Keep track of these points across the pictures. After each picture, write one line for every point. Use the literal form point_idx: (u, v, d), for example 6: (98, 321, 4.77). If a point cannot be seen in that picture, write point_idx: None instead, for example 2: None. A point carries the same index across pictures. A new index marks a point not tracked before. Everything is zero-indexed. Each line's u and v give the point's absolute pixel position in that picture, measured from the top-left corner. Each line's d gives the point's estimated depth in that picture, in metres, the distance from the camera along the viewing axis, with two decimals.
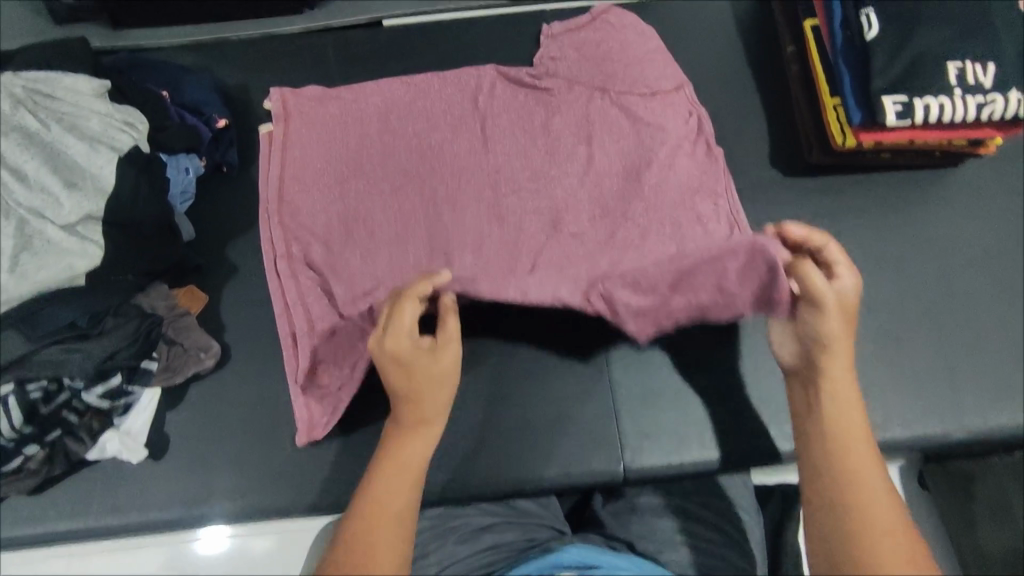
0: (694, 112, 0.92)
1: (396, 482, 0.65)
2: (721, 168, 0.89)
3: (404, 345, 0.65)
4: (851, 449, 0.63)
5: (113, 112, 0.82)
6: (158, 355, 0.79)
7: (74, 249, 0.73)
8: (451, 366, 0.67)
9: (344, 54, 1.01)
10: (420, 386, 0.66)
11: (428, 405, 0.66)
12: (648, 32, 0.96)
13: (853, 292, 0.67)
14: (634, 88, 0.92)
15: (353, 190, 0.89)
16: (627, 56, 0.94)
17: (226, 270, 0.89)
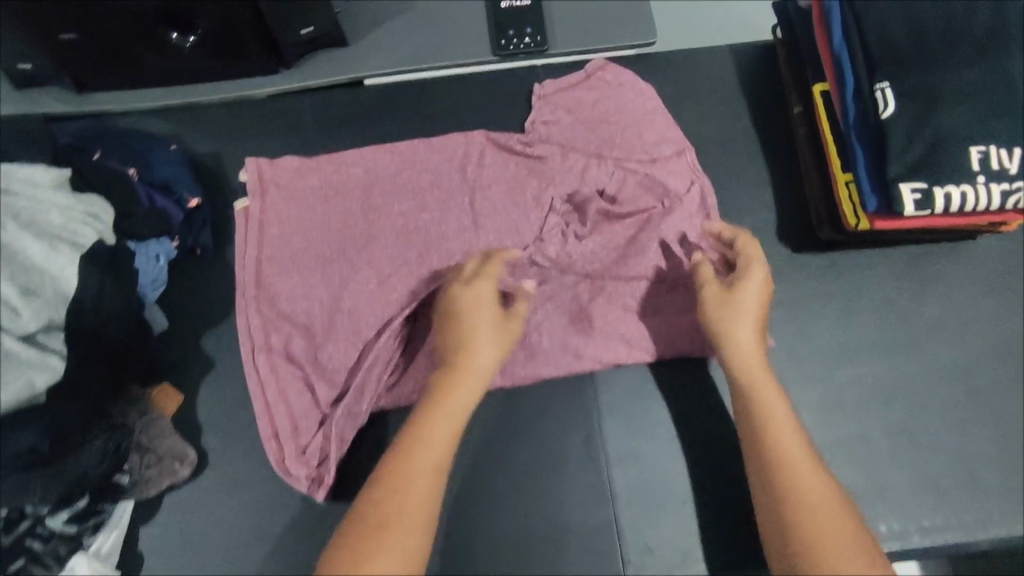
0: (697, 181, 0.86)
1: (436, 431, 0.67)
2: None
3: (478, 291, 0.73)
4: (788, 447, 0.65)
5: (74, 204, 0.72)
6: (130, 467, 0.75)
7: (35, 363, 0.66)
8: (513, 330, 0.74)
9: (322, 120, 0.95)
10: (475, 332, 0.72)
11: (474, 362, 0.71)
12: (647, 91, 0.90)
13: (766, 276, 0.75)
14: (633, 154, 0.87)
15: (337, 274, 0.83)
16: (625, 117, 0.89)
17: (203, 363, 0.84)
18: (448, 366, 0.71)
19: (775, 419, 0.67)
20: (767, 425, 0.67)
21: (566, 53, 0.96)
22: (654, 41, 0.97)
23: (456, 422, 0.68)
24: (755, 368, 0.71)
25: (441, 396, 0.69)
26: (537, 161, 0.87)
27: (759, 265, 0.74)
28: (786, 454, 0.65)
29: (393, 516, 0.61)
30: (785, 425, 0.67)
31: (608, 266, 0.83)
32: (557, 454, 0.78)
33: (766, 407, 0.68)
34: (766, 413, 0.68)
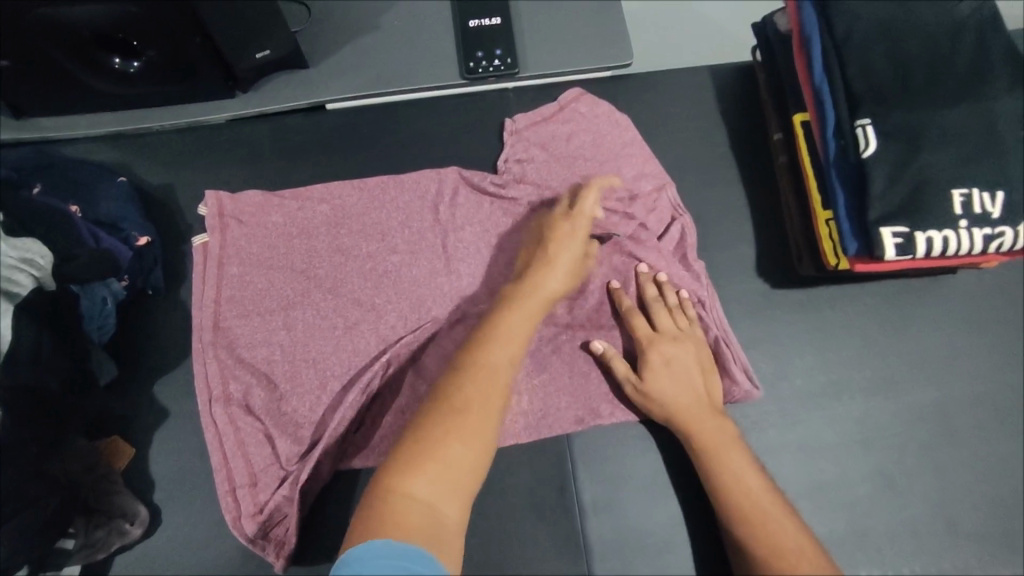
0: (678, 219, 0.83)
1: (508, 340, 0.67)
2: (703, 287, 0.81)
3: (570, 224, 0.77)
4: (752, 510, 0.68)
5: (9, 251, 0.72)
6: (76, 531, 0.71)
7: None
8: (586, 266, 0.78)
9: (282, 147, 0.90)
10: (557, 255, 0.75)
11: (551, 283, 0.73)
12: (624, 122, 0.87)
13: (688, 329, 0.77)
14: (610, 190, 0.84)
15: (300, 319, 0.79)
16: (600, 151, 0.86)
17: (153, 413, 0.79)
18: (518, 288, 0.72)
19: (748, 493, 0.69)
20: (740, 501, 0.69)
21: (538, 76, 0.92)
22: (630, 63, 0.93)
23: (524, 334, 0.68)
24: (721, 452, 0.71)
25: (512, 311, 0.69)
26: (512, 202, 0.84)
27: (653, 348, 0.75)
28: (760, 534, 0.66)
29: (471, 407, 0.59)
30: (763, 500, 0.68)
31: (590, 311, 0.80)
32: (529, 506, 0.75)
33: (741, 487, 0.69)
34: (738, 491, 0.69)
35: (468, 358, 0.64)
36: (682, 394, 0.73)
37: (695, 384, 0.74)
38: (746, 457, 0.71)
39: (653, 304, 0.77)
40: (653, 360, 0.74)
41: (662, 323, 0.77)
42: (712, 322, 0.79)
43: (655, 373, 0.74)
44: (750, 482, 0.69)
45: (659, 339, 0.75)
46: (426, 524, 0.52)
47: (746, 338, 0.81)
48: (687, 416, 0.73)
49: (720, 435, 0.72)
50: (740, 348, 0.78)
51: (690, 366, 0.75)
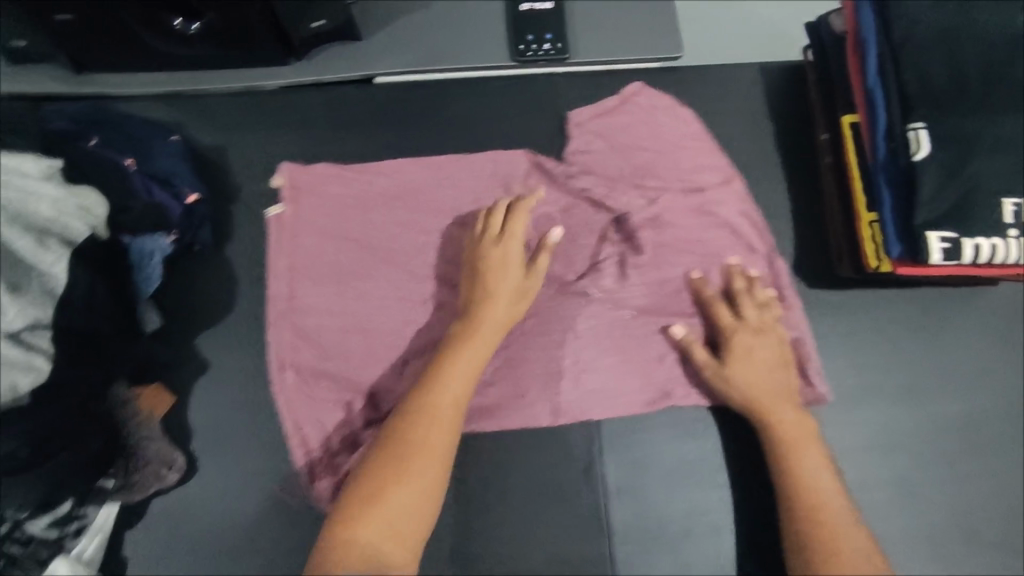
0: (749, 217, 0.85)
1: (452, 380, 0.72)
2: (787, 286, 0.82)
3: (507, 250, 0.78)
4: (824, 506, 0.69)
5: (64, 197, 0.70)
6: (116, 472, 0.73)
7: (19, 363, 0.63)
8: (530, 287, 0.79)
9: (331, 117, 0.91)
10: (495, 288, 0.77)
11: (491, 317, 0.76)
12: (686, 116, 0.89)
13: (772, 322, 0.79)
14: (676, 184, 0.86)
15: (371, 291, 0.82)
16: (663, 143, 0.88)
17: (196, 365, 0.82)
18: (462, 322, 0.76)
19: (821, 490, 0.70)
20: (811, 495, 0.70)
21: (586, 62, 0.93)
22: (679, 55, 0.93)
23: (472, 372, 0.73)
24: (798, 448, 0.72)
25: (457, 350, 0.74)
26: (563, 189, 0.86)
27: (735, 337, 0.77)
28: (822, 530, 0.67)
29: (413, 455, 0.67)
30: (834, 499, 0.70)
31: (662, 299, 0.82)
32: (554, 485, 0.76)
33: (816, 483, 0.70)
34: (811, 487, 0.70)
35: (417, 403, 0.70)
36: (761, 384, 0.75)
37: (774, 375, 0.76)
38: (824, 459, 0.72)
39: (742, 296, 0.80)
40: (732, 347, 0.77)
41: (748, 313, 0.79)
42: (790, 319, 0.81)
43: (734, 359, 0.76)
44: (824, 481, 0.71)
45: (741, 328, 0.78)
46: (365, 566, 0.61)
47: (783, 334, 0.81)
48: (768, 405, 0.75)
49: (799, 430, 0.73)
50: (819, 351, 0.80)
51: (770, 357, 0.77)
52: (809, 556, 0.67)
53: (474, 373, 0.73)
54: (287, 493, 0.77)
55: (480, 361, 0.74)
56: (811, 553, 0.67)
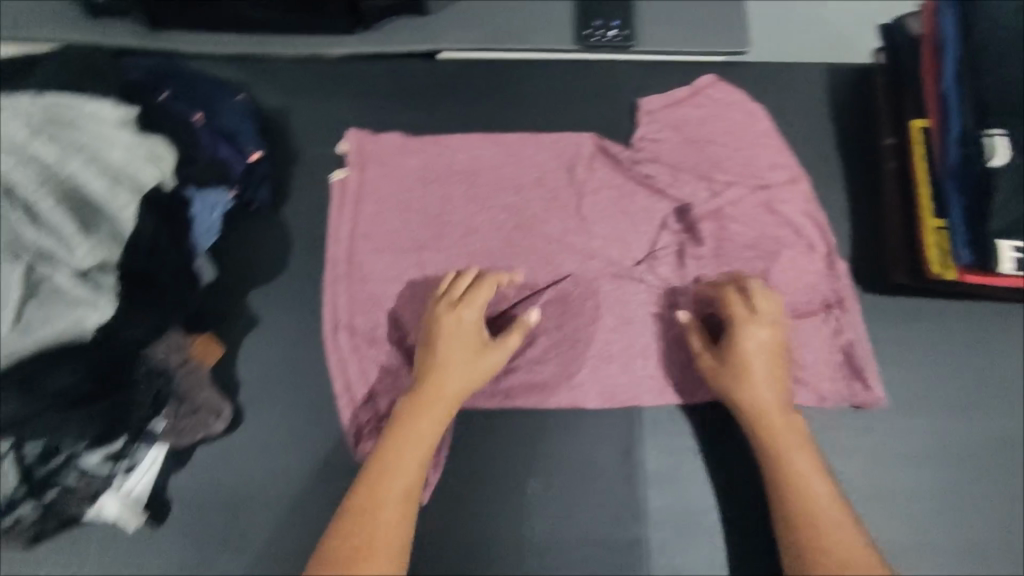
0: (812, 215, 0.85)
1: (403, 455, 0.69)
2: (847, 286, 0.82)
3: (461, 321, 0.74)
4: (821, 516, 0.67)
5: (137, 144, 0.74)
6: (167, 414, 0.75)
7: (85, 299, 0.67)
8: (491, 363, 0.74)
9: (394, 89, 0.92)
10: (449, 361, 0.73)
11: (443, 392, 0.72)
12: (760, 113, 0.89)
13: (778, 318, 0.75)
14: (747, 179, 0.86)
15: (431, 261, 0.83)
16: (739, 138, 0.88)
17: (247, 320, 0.83)
18: (412, 393, 0.72)
19: (815, 498, 0.68)
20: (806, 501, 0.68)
21: (650, 52, 0.93)
22: (745, 51, 0.93)
23: (426, 447, 0.70)
24: (790, 463, 0.70)
25: (408, 423, 0.71)
26: (628, 173, 0.87)
27: (741, 328, 0.74)
28: (816, 532, 0.66)
29: (364, 555, 0.63)
30: (829, 507, 0.67)
31: (720, 288, 0.82)
32: (592, 466, 0.77)
33: (808, 491, 0.68)
34: (804, 495, 0.68)
35: (363, 495, 0.66)
36: (759, 381, 0.72)
37: (770, 373, 0.73)
38: (813, 460, 0.70)
39: (755, 291, 0.76)
40: (733, 339, 0.74)
41: (760, 304, 0.75)
42: (851, 324, 0.80)
43: (736, 352, 0.73)
44: (817, 490, 0.68)
45: (755, 320, 0.74)
46: None
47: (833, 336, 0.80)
48: (763, 407, 0.72)
49: (787, 433, 0.71)
50: (875, 354, 0.79)
51: (772, 352, 0.74)
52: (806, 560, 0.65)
53: (428, 448, 0.70)
54: (328, 451, 0.78)
55: (427, 446, 0.70)
56: (807, 557, 0.65)
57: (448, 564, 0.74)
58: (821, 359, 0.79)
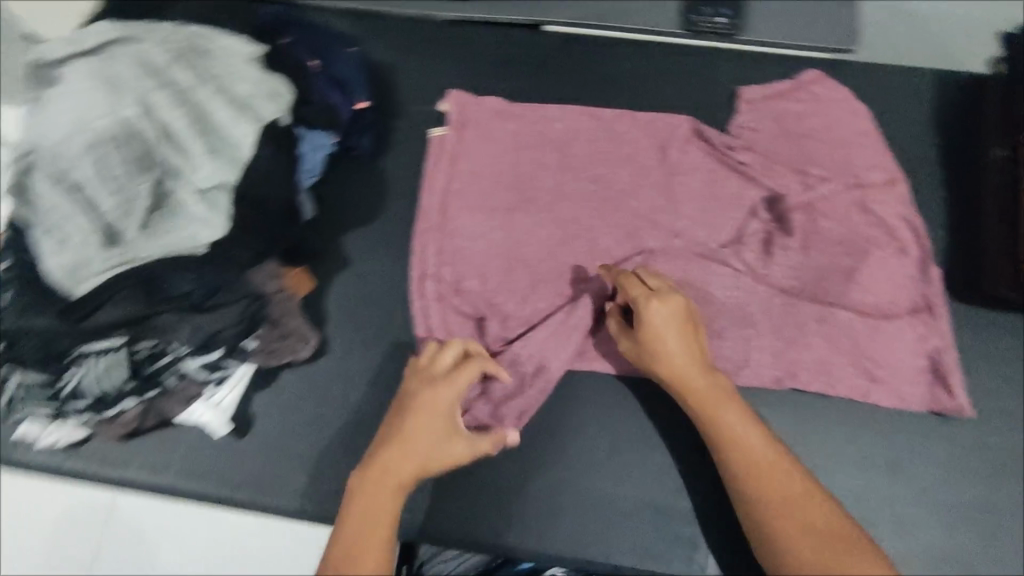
0: (907, 218, 0.83)
1: (368, 518, 0.66)
2: (937, 293, 0.80)
3: (439, 406, 0.71)
4: (778, 495, 0.66)
5: (261, 80, 0.77)
6: (259, 335, 0.77)
7: (201, 216, 0.73)
8: (461, 458, 0.71)
9: (499, 56, 0.95)
10: (415, 446, 0.69)
11: (406, 474, 0.68)
12: (863, 112, 0.87)
13: (677, 297, 0.73)
14: (842, 177, 0.85)
15: (520, 223, 0.85)
16: (831, 137, 0.87)
17: (339, 259, 0.87)
18: (374, 465, 0.68)
19: (764, 471, 0.67)
20: (759, 486, 0.67)
21: (754, 44, 0.93)
22: (851, 50, 0.92)
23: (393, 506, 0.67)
24: (739, 444, 0.69)
25: (373, 484, 0.68)
26: (722, 157, 0.87)
27: (648, 305, 0.72)
28: (762, 487, 0.66)
29: None
30: (781, 481, 0.66)
31: (803, 281, 0.82)
32: (660, 437, 0.78)
33: (761, 471, 0.67)
34: (756, 476, 0.67)
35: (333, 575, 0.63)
36: (687, 361, 0.72)
37: (698, 357, 0.72)
38: (745, 414, 0.70)
39: (644, 275, 0.75)
40: (653, 318, 0.72)
41: (652, 282, 0.75)
42: (941, 331, 0.79)
43: (666, 335, 0.72)
44: (765, 461, 0.67)
45: (654, 297, 0.73)
46: None
47: (919, 341, 0.79)
48: (678, 372, 0.72)
49: (714, 395, 0.71)
50: (958, 364, 0.78)
51: (685, 330, 0.72)
52: (761, 515, 0.66)
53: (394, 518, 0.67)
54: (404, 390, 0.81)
55: (391, 521, 0.67)
56: (763, 513, 0.66)
57: (507, 512, 0.77)
58: (904, 360, 0.79)
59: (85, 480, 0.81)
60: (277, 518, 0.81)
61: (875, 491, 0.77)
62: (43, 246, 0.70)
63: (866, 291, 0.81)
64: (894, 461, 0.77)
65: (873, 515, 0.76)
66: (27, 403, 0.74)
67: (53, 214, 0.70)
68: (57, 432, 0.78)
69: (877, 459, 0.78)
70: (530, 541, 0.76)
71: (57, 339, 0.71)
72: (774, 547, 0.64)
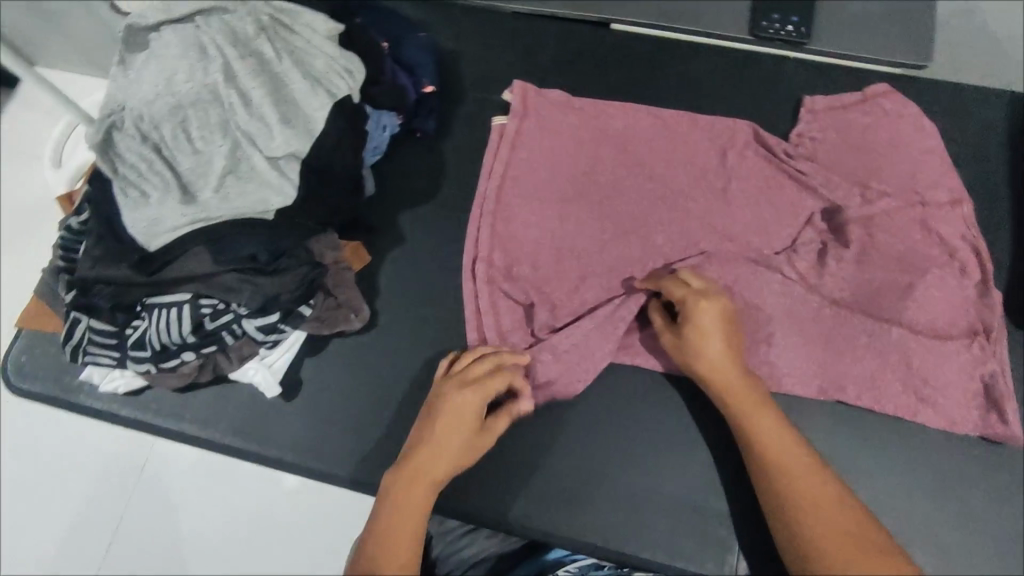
0: (970, 239, 0.82)
1: (406, 510, 0.68)
2: (996, 318, 0.79)
3: (466, 408, 0.71)
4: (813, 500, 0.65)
5: (337, 57, 0.80)
6: (314, 303, 0.79)
7: (272, 183, 0.76)
8: (479, 447, 0.72)
9: (564, 50, 0.96)
10: (444, 438, 0.71)
11: (434, 467, 0.69)
12: (931, 129, 0.86)
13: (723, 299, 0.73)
14: (905, 193, 0.84)
15: (574, 214, 0.86)
16: (900, 151, 0.85)
17: (394, 236, 0.89)
18: (411, 463, 0.70)
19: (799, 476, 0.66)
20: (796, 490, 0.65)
21: (823, 54, 0.92)
22: (923, 67, 0.91)
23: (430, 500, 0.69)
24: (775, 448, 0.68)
25: (412, 479, 0.69)
26: (781, 164, 0.86)
27: (696, 303, 0.72)
28: (796, 488, 0.66)
29: None
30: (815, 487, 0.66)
31: (856, 294, 0.81)
32: (698, 437, 0.78)
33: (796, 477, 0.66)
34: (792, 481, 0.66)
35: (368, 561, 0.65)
36: (728, 361, 0.72)
37: (738, 358, 0.72)
38: (779, 418, 0.70)
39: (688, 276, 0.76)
40: (701, 317, 0.72)
41: (694, 281, 0.75)
42: (996, 355, 0.77)
43: (710, 334, 0.72)
44: (801, 466, 0.67)
45: (702, 296, 0.73)
46: None
47: (972, 364, 0.78)
48: (718, 370, 0.71)
49: (751, 394, 0.71)
50: (1013, 391, 0.76)
51: (729, 331, 0.72)
52: (793, 514, 0.65)
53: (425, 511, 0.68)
54: None
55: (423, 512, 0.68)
56: (792, 513, 0.65)
57: (542, 496, 0.78)
58: (956, 383, 0.77)
59: (141, 427, 0.85)
60: (316, 480, 0.84)
61: (917, 512, 0.75)
62: (125, 200, 0.75)
63: (921, 309, 0.79)
64: (938, 484, 0.76)
65: (913, 535, 0.75)
66: (92, 348, 0.77)
67: (139, 172, 0.75)
68: (118, 379, 0.81)
69: (921, 481, 0.76)
70: (562, 526, 0.77)
71: (127, 291, 0.75)
72: (806, 549, 0.63)
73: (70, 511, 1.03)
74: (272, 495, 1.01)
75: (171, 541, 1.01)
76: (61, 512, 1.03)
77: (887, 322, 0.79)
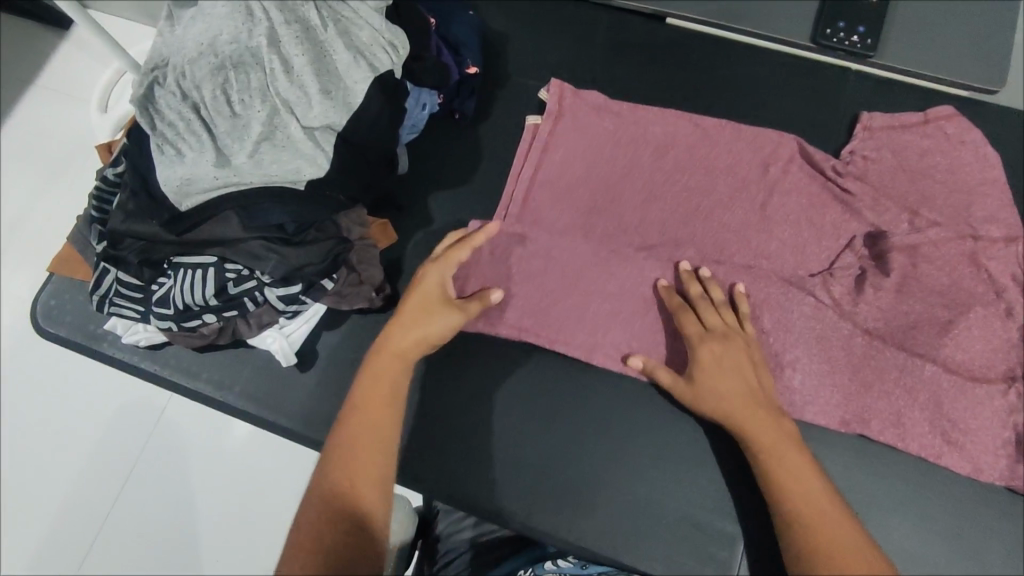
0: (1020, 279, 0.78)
1: (382, 383, 0.67)
2: None
3: (430, 277, 0.74)
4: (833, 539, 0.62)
5: (383, 32, 0.76)
6: (337, 278, 0.79)
7: (306, 153, 0.74)
8: (438, 313, 0.72)
9: (613, 42, 0.93)
10: (407, 309, 0.72)
11: (395, 339, 0.70)
12: (993, 159, 0.82)
13: (732, 314, 0.75)
14: (959, 224, 0.79)
15: (606, 214, 0.84)
16: (958, 180, 0.81)
17: (421, 218, 0.88)
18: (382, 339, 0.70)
19: (819, 512, 0.64)
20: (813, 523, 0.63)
21: (886, 70, 0.88)
22: (994, 92, 0.86)
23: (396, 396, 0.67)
24: (799, 484, 0.66)
25: (366, 407, 0.66)
26: (828, 182, 0.83)
27: (705, 307, 0.75)
28: (815, 522, 0.63)
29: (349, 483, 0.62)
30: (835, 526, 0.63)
31: (890, 326, 0.78)
32: (709, 454, 0.77)
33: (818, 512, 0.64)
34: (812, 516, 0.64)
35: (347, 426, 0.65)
36: (744, 386, 0.70)
37: (749, 380, 0.71)
38: (807, 458, 0.68)
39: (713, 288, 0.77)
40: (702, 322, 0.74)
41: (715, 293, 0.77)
42: None
43: (707, 339, 0.72)
44: (821, 503, 0.65)
45: (710, 303, 0.75)
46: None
47: (1004, 411, 0.75)
48: (740, 404, 0.69)
49: (775, 428, 0.69)
50: None
51: (747, 359, 0.72)
52: (808, 550, 0.62)
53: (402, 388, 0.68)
54: (463, 356, 0.83)
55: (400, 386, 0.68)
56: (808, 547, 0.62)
57: (544, 495, 0.77)
58: (984, 426, 0.75)
59: (159, 381, 0.86)
60: None
61: (929, 555, 0.73)
62: (160, 157, 0.73)
63: (959, 347, 0.76)
64: (956, 528, 0.74)
65: None
66: (117, 300, 0.78)
67: (176, 131, 0.73)
68: (140, 333, 0.82)
69: (938, 524, 0.74)
70: (562, 528, 0.76)
71: (157, 247, 0.76)
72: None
73: (85, 450, 1.06)
74: (279, 459, 1.03)
75: (177, 490, 1.04)
76: (77, 450, 1.06)
77: (920, 357, 0.76)
